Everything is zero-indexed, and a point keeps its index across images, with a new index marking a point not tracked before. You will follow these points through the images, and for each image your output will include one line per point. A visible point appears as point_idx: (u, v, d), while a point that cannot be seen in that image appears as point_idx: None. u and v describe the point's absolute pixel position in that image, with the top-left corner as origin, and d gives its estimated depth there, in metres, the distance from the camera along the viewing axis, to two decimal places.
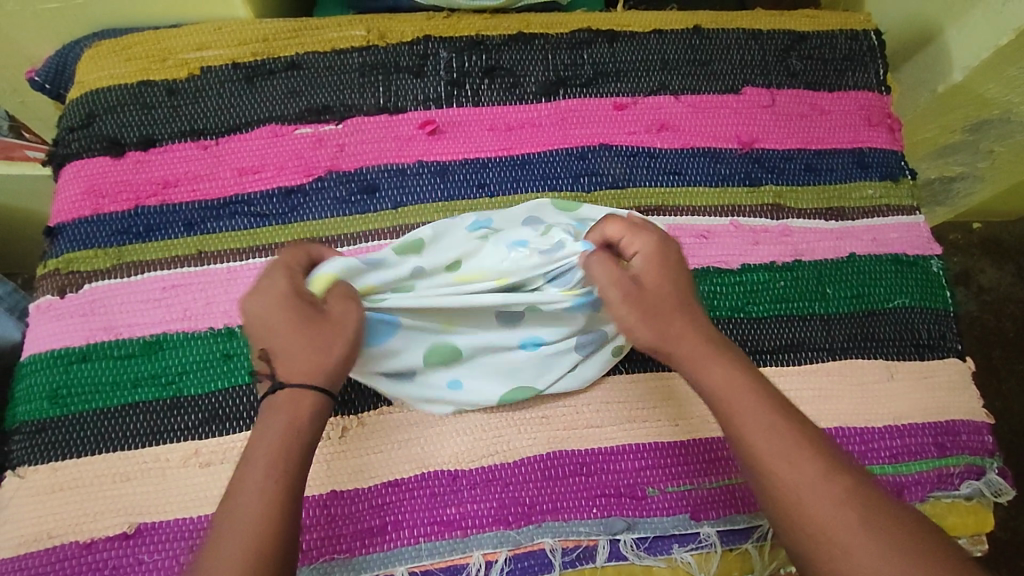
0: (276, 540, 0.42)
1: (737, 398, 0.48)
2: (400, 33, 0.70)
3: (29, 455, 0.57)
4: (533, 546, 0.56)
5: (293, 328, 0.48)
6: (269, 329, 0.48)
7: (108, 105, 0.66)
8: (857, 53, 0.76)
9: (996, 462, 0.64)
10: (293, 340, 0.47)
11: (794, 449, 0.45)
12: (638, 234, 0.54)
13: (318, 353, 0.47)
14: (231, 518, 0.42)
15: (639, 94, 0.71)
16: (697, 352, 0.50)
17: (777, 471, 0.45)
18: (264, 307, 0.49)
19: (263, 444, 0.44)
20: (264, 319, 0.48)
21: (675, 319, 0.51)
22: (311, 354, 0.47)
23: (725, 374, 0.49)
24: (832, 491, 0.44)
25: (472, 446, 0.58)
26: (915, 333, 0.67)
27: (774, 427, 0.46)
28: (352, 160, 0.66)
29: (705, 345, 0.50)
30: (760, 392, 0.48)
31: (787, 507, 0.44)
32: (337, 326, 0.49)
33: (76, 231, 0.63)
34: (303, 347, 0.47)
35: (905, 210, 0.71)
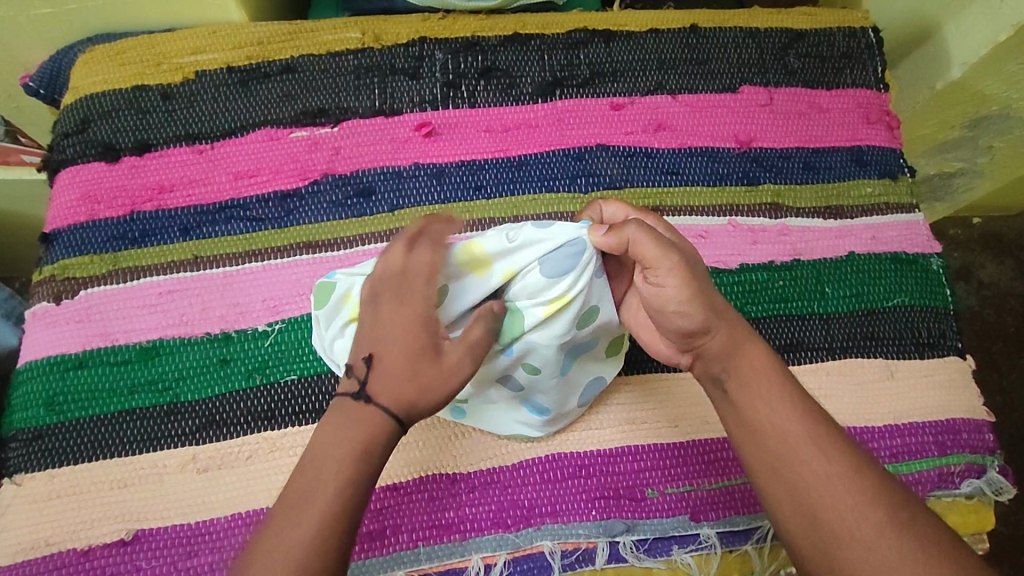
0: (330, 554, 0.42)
1: (768, 389, 0.47)
2: (395, 35, 0.70)
3: (26, 462, 0.56)
4: (533, 549, 0.56)
5: (401, 348, 0.45)
6: (385, 339, 0.45)
7: (103, 110, 0.66)
8: (855, 50, 0.76)
9: (997, 460, 0.63)
10: (398, 360, 0.45)
11: (817, 444, 0.45)
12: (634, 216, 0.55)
13: (415, 387, 0.45)
14: (290, 518, 0.42)
15: (636, 94, 0.71)
16: (733, 337, 0.49)
17: (804, 464, 0.45)
18: (393, 316, 0.46)
19: (331, 455, 0.44)
20: (384, 325, 0.46)
21: (718, 296, 0.49)
22: (406, 385, 0.45)
23: (760, 362, 0.48)
24: (845, 486, 0.44)
25: (471, 449, 0.58)
26: (915, 331, 0.66)
27: (793, 420, 0.46)
28: (348, 163, 0.66)
29: (739, 332, 0.49)
30: (791, 384, 0.48)
31: (810, 501, 0.44)
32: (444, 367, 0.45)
33: (72, 238, 0.62)
34: (401, 376, 0.45)
35: (905, 207, 0.71)
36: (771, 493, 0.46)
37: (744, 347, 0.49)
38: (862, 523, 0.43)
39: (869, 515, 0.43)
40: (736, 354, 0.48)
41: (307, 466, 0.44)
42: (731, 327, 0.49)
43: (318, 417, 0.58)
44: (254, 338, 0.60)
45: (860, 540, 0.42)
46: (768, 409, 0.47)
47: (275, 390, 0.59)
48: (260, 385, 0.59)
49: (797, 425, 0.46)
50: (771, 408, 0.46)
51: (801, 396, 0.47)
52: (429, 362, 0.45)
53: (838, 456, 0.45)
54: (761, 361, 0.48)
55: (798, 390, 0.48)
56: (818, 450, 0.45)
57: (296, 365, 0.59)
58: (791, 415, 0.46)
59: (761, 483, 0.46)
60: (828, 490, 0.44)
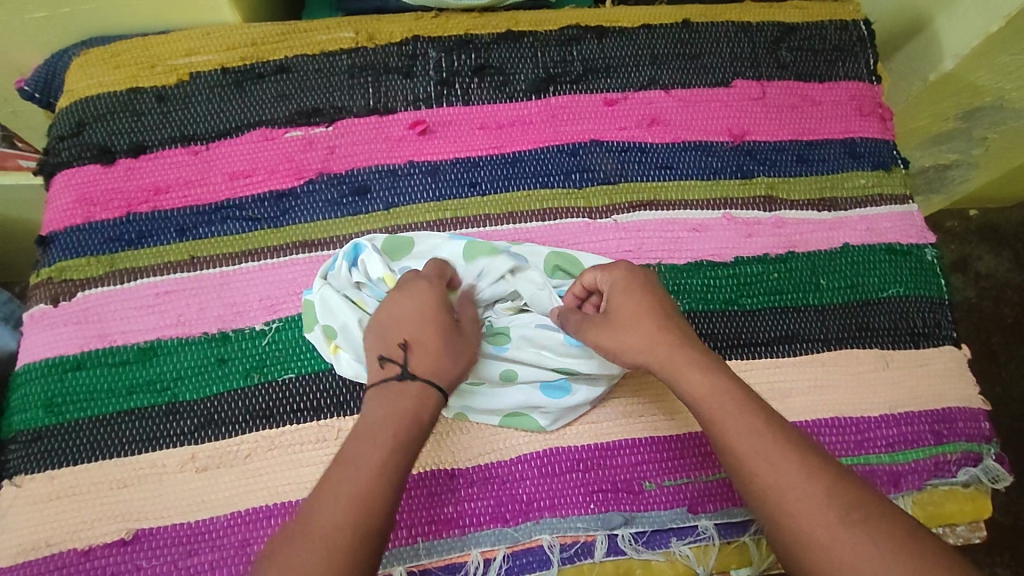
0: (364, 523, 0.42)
1: (715, 402, 0.49)
2: (388, 34, 0.70)
3: (25, 464, 0.57)
4: (532, 542, 0.56)
5: (438, 335, 0.52)
6: (415, 325, 0.53)
7: (98, 113, 0.66)
8: (847, 43, 0.76)
9: (993, 448, 0.63)
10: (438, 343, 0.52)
11: (767, 452, 0.46)
12: (609, 266, 0.57)
13: (447, 361, 0.52)
14: (326, 497, 0.44)
15: (629, 90, 0.71)
16: (672, 356, 0.51)
17: (757, 474, 0.46)
18: (413, 307, 0.54)
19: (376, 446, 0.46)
20: (411, 315, 0.53)
21: (644, 334, 0.53)
22: (446, 360, 0.52)
23: (703, 377, 0.50)
24: (798, 492, 0.45)
25: (469, 444, 0.58)
26: (910, 321, 0.67)
27: (748, 430, 0.47)
28: (342, 162, 0.66)
29: (676, 352, 0.51)
30: (737, 393, 0.49)
31: (771, 510, 0.45)
32: (466, 344, 0.54)
33: (69, 239, 0.63)
34: (445, 355, 0.52)
35: (898, 199, 0.71)
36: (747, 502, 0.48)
37: (687, 366, 0.51)
38: (814, 524, 0.43)
39: (820, 515, 0.44)
40: (677, 372, 0.51)
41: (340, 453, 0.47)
42: (666, 351, 0.52)
43: (315, 415, 0.58)
44: (252, 337, 0.60)
45: (817, 542, 0.43)
46: (725, 423, 0.48)
47: (273, 389, 0.59)
48: (259, 384, 0.59)
49: (746, 434, 0.47)
50: (723, 421, 0.48)
51: (752, 404, 0.49)
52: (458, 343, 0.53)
53: (788, 460, 0.46)
54: (710, 377, 0.50)
55: (754, 401, 0.49)
56: (766, 458, 0.46)
57: (294, 363, 0.60)
58: (741, 424, 0.48)
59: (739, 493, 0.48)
60: (784, 495, 0.45)
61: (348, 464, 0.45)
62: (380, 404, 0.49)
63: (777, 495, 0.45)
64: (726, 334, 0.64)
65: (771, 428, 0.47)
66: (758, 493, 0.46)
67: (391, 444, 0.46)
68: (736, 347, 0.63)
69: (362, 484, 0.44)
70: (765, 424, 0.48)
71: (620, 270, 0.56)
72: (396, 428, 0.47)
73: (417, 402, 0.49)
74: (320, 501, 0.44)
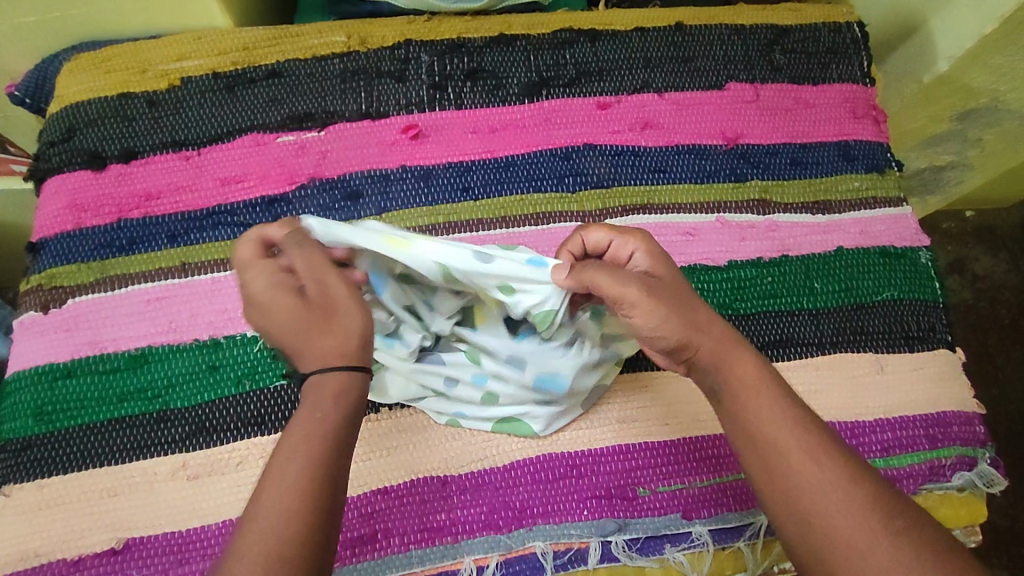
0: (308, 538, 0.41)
1: (760, 395, 0.47)
2: (380, 38, 0.69)
3: (15, 473, 0.56)
4: (525, 549, 0.56)
5: (286, 317, 0.46)
6: (276, 326, 0.47)
7: (88, 119, 0.66)
8: (841, 45, 0.76)
9: (988, 452, 0.63)
10: (296, 331, 0.46)
11: (806, 451, 0.45)
12: (624, 232, 0.52)
13: (325, 338, 0.46)
14: (258, 518, 0.41)
15: (622, 93, 0.71)
16: (718, 347, 0.49)
17: (796, 471, 0.45)
18: (261, 311, 0.47)
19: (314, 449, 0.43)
20: (269, 319, 0.47)
21: (700, 317, 0.48)
22: (320, 339, 0.46)
23: (749, 369, 0.48)
24: (839, 495, 0.44)
25: (461, 451, 0.58)
26: (905, 324, 0.67)
27: (790, 427, 0.46)
28: (335, 167, 0.66)
29: (727, 342, 0.49)
30: (780, 391, 0.48)
31: (803, 509, 0.44)
32: (331, 306, 0.46)
33: (59, 246, 0.62)
34: (311, 336, 0.46)
35: (893, 201, 0.71)
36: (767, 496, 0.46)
37: (738, 356, 0.49)
38: (852, 527, 0.43)
39: (862, 520, 0.43)
40: (728, 364, 0.48)
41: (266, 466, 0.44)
42: (718, 340, 0.49)
43: None
44: (244, 344, 0.60)
45: (854, 545, 0.42)
46: (769, 416, 0.47)
47: (264, 396, 0.59)
48: (250, 391, 0.59)
49: (792, 430, 0.46)
50: (769, 416, 0.47)
51: (795, 404, 0.48)
52: (315, 309, 0.46)
53: (830, 464, 0.45)
54: (756, 371, 0.48)
55: (793, 399, 0.48)
56: (811, 458, 0.45)
57: (286, 369, 0.59)
58: (788, 421, 0.46)
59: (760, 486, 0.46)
60: (824, 496, 0.44)
61: (276, 480, 0.42)
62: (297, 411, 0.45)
63: (814, 495, 0.44)
64: None
65: (811, 428, 0.47)
66: (789, 490, 0.45)
67: (317, 458, 0.43)
68: None
69: (293, 505, 0.41)
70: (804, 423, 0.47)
71: (643, 243, 0.51)
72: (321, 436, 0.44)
73: (328, 390, 0.45)
74: (251, 524, 0.41)
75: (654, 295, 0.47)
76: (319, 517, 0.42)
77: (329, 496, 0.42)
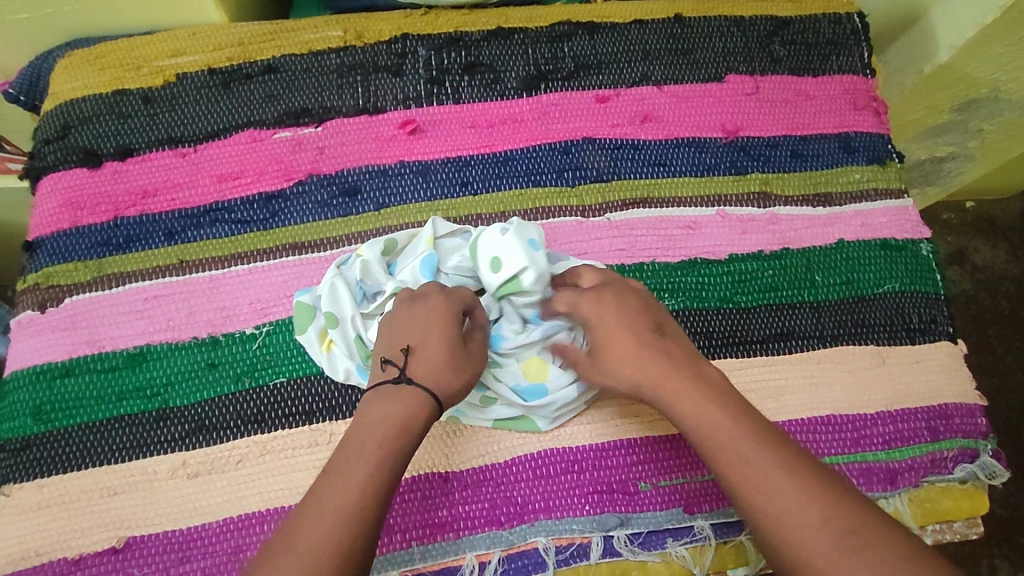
0: (370, 521, 0.44)
1: (709, 429, 0.49)
2: (377, 33, 0.69)
3: (14, 473, 0.56)
4: (527, 545, 0.56)
5: (440, 347, 0.52)
6: (423, 343, 0.52)
7: (83, 115, 0.65)
8: (841, 36, 0.75)
9: (990, 444, 0.63)
10: (439, 357, 0.51)
11: (763, 477, 0.46)
12: (576, 300, 0.56)
13: (451, 381, 0.51)
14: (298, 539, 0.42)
15: (621, 86, 0.70)
16: (665, 389, 0.52)
17: (751, 500, 0.46)
18: (425, 328, 0.52)
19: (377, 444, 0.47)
20: (423, 333, 0.52)
21: (642, 365, 0.53)
22: (449, 380, 0.51)
23: (698, 406, 0.50)
24: (800, 514, 0.44)
25: (463, 447, 0.58)
26: (906, 317, 0.66)
27: (743, 457, 0.47)
28: (332, 163, 0.65)
29: (673, 380, 0.52)
30: (734, 418, 0.49)
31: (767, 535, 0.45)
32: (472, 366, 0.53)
33: (56, 245, 0.62)
34: (447, 372, 0.51)
35: (894, 193, 0.71)
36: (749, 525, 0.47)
37: (690, 393, 0.51)
38: (810, 550, 0.43)
39: (820, 539, 0.43)
40: (675, 403, 0.51)
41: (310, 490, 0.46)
42: (660, 385, 0.52)
43: (307, 420, 0.58)
44: (243, 341, 0.60)
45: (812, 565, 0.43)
46: (721, 450, 0.48)
47: (264, 394, 0.58)
48: (250, 389, 0.58)
49: (747, 461, 0.47)
50: (725, 453, 0.48)
51: (759, 432, 0.48)
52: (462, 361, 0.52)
53: (790, 487, 0.45)
54: (704, 403, 0.50)
55: (751, 424, 0.49)
56: (772, 484, 0.46)
57: (286, 366, 0.59)
58: (742, 451, 0.47)
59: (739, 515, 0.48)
60: (786, 517, 0.44)
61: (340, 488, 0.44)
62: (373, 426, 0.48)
63: (770, 521, 0.45)
64: (721, 332, 0.63)
65: (773, 451, 0.47)
66: (754, 522, 0.46)
67: (369, 480, 0.45)
68: (731, 344, 0.63)
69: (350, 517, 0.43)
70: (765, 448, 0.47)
71: (592, 309, 0.55)
72: (374, 463, 0.46)
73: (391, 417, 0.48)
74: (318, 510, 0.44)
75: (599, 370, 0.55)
76: (370, 533, 0.44)
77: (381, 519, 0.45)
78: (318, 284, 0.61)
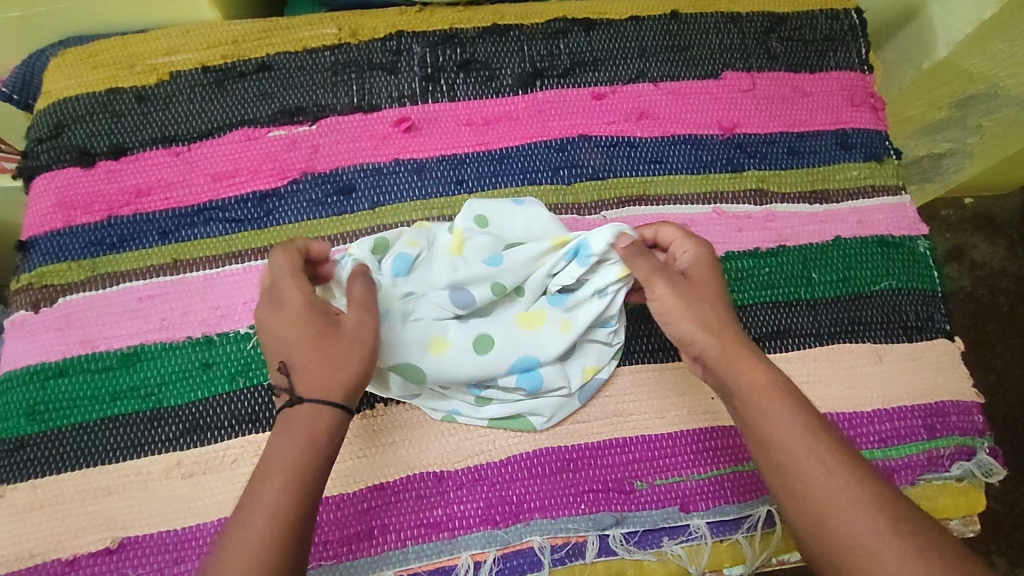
0: (285, 540, 0.43)
1: (760, 398, 0.49)
2: (372, 30, 0.69)
3: (8, 474, 0.56)
4: (522, 544, 0.56)
5: (301, 337, 0.48)
6: (288, 340, 0.48)
7: (76, 114, 0.65)
8: (838, 32, 0.75)
9: (987, 442, 0.63)
10: (302, 351, 0.48)
11: (811, 455, 0.47)
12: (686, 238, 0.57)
13: (327, 370, 0.47)
14: (228, 554, 0.42)
15: (617, 83, 0.70)
16: (725, 352, 0.52)
17: (804, 474, 0.46)
18: (280, 324, 0.49)
19: (280, 459, 0.45)
20: (278, 327, 0.49)
21: (710, 317, 0.53)
22: (326, 371, 0.47)
23: (753, 372, 0.51)
24: (849, 493, 0.45)
25: (458, 447, 0.58)
26: (903, 314, 0.66)
27: (798, 431, 0.48)
28: (326, 161, 0.65)
29: (734, 345, 0.52)
30: (781, 392, 0.50)
31: (817, 515, 0.45)
32: (347, 341, 0.49)
33: (50, 244, 0.62)
34: (317, 362, 0.47)
35: (891, 190, 0.70)
36: (784, 514, 0.47)
37: (745, 361, 0.51)
38: (858, 530, 0.44)
39: (869, 521, 0.44)
40: (733, 365, 0.51)
41: (242, 499, 0.45)
42: (721, 340, 0.52)
43: None
44: (237, 340, 0.60)
45: (862, 546, 0.43)
46: (775, 420, 0.48)
47: (258, 393, 0.58)
48: (245, 388, 0.58)
49: (799, 435, 0.47)
50: (774, 418, 0.48)
51: (804, 412, 0.49)
52: (332, 343, 0.48)
53: (839, 464, 0.46)
54: (757, 372, 0.51)
55: (796, 401, 0.49)
56: (821, 458, 0.46)
57: None
58: (792, 426, 0.48)
59: (777, 496, 0.48)
60: (834, 497, 0.45)
61: (251, 514, 0.43)
62: (278, 441, 0.46)
63: (824, 499, 0.45)
64: None
65: (817, 430, 0.48)
66: (802, 501, 0.46)
67: (282, 498, 0.44)
68: None
69: (266, 540, 0.42)
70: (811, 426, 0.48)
71: (695, 249, 0.56)
72: (288, 484, 0.44)
73: (313, 428, 0.46)
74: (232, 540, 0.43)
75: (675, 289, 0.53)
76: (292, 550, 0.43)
77: (300, 537, 0.43)
78: None
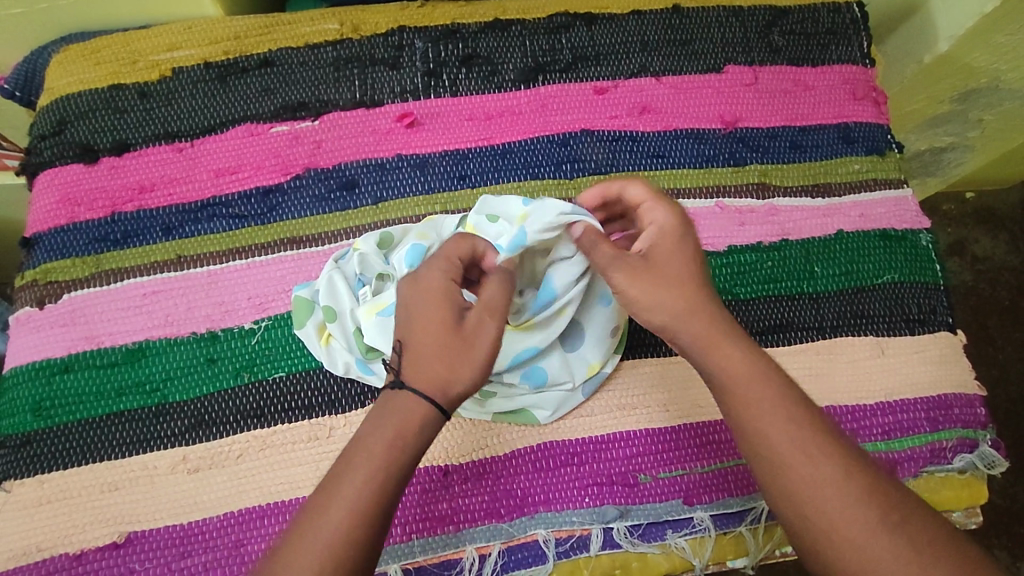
0: (360, 538, 0.41)
1: (747, 384, 0.47)
2: (374, 25, 0.68)
3: (15, 469, 0.56)
4: (528, 537, 0.56)
5: (431, 327, 0.46)
6: (420, 327, 0.46)
7: (79, 111, 0.65)
8: (840, 26, 0.75)
9: (989, 434, 0.63)
10: (429, 341, 0.46)
11: (801, 446, 0.45)
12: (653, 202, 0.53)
13: (442, 365, 0.45)
14: (299, 543, 0.41)
15: (619, 77, 0.70)
16: (705, 335, 0.49)
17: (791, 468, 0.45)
18: (420, 308, 0.47)
19: (366, 454, 0.43)
20: (414, 313, 0.47)
21: (686, 300, 0.49)
22: (441, 366, 0.45)
23: (740, 355, 0.48)
24: (835, 489, 0.44)
25: (461, 441, 0.58)
26: (906, 307, 0.66)
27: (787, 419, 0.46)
28: (330, 157, 0.65)
29: (716, 327, 0.49)
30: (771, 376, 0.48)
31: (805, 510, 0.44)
32: (472, 344, 0.45)
33: (54, 240, 0.62)
34: (439, 359, 0.45)
35: (893, 183, 0.71)
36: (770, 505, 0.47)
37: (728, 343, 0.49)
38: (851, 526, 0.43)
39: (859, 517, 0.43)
40: (716, 349, 0.49)
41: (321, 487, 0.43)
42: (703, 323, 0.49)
43: (307, 414, 0.58)
44: (241, 336, 0.60)
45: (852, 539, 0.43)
46: (763, 410, 0.47)
47: (263, 388, 0.58)
48: (250, 383, 0.58)
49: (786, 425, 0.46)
50: (762, 406, 0.47)
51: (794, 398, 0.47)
52: (460, 341, 0.45)
53: (827, 456, 0.45)
54: (742, 355, 0.48)
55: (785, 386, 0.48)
56: (807, 451, 0.45)
57: (284, 362, 0.59)
58: (780, 415, 0.46)
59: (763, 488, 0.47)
60: (818, 494, 0.44)
61: (329, 508, 0.42)
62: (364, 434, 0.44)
63: (810, 494, 0.44)
64: None
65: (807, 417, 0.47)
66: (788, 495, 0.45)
67: (360, 496, 0.42)
68: None
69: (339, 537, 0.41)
70: (801, 414, 0.47)
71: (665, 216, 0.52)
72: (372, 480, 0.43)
73: (408, 420, 0.44)
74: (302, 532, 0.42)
75: (633, 272, 0.50)
76: (366, 547, 0.42)
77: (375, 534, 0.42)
78: (317, 278, 0.61)
